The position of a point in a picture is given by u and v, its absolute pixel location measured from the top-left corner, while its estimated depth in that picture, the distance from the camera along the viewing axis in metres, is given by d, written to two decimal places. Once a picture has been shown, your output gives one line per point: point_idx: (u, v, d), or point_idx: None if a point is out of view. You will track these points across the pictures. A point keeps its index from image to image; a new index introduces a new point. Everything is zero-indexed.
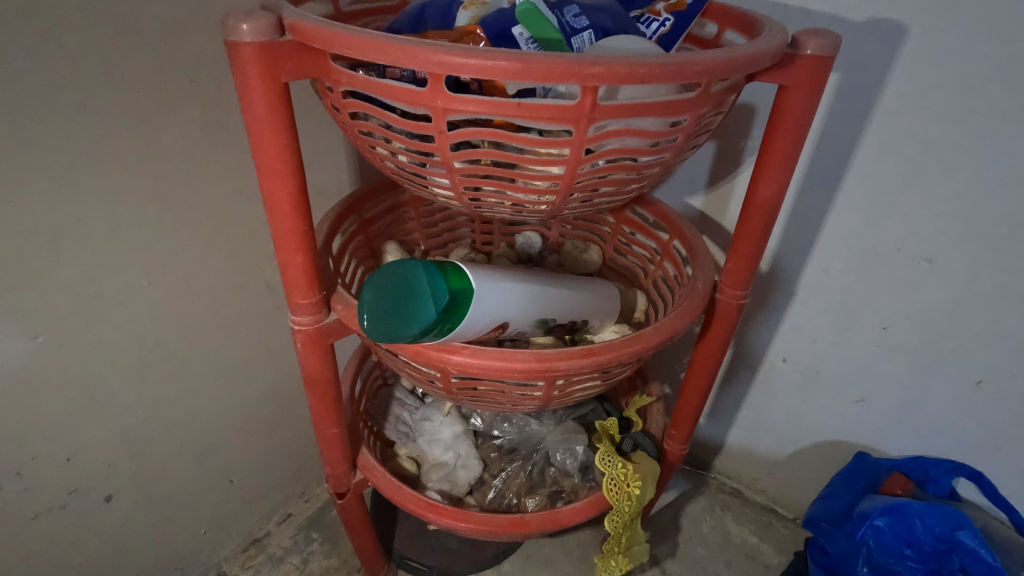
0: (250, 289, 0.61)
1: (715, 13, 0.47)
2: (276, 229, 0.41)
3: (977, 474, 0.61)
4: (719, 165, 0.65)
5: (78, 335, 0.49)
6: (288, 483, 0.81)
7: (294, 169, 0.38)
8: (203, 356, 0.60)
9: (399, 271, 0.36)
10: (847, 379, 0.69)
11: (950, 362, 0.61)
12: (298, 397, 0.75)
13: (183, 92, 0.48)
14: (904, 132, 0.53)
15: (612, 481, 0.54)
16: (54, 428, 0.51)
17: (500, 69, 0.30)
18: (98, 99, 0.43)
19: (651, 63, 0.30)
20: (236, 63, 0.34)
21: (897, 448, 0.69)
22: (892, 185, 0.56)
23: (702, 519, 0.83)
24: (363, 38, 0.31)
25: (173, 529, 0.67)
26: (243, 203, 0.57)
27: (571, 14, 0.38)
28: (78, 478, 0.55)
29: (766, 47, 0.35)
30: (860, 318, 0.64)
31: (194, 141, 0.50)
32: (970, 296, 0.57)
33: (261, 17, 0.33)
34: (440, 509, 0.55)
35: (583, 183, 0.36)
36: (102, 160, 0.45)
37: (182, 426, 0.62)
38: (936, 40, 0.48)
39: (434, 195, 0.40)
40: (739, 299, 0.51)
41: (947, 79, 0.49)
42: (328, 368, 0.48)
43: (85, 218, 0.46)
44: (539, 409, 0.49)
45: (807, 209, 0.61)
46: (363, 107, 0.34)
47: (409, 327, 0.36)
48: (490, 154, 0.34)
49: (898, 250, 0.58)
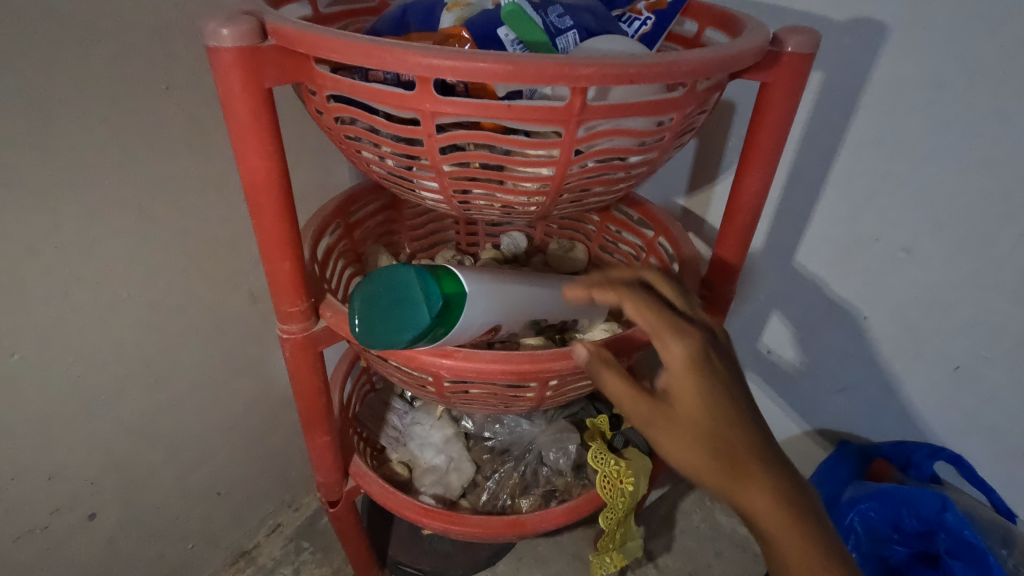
0: (234, 296, 0.60)
1: (695, 11, 0.48)
2: (262, 237, 0.40)
3: (955, 457, 0.62)
4: (702, 162, 0.66)
5: (57, 351, 0.48)
6: (277, 492, 0.80)
7: (279, 174, 0.37)
8: (187, 367, 0.59)
9: (390, 276, 0.36)
10: (829, 369, 0.70)
11: (930, 349, 0.62)
12: (286, 406, 0.74)
13: (159, 97, 0.47)
14: (881, 126, 0.54)
15: (605, 478, 0.54)
16: (34, 447, 0.49)
17: (489, 72, 0.29)
18: (72, 108, 0.42)
19: (639, 64, 0.30)
20: (218, 70, 0.33)
21: (879, 434, 0.71)
22: (869, 178, 0.57)
23: (693, 511, 0.84)
24: (349, 42, 0.30)
25: (159, 544, 0.66)
26: (225, 211, 0.56)
27: (555, 14, 0.38)
28: (61, 496, 0.54)
29: (747, 46, 0.35)
30: (840, 308, 0.65)
31: (175, 148, 0.49)
32: (948, 284, 0.58)
33: (243, 22, 0.32)
34: (434, 513, 0.55)
35: (572, 184, 0.36)
36: (77, 170, 0.44)
37: (166, 440, 0.60)
38: (910, 35, 0.50)
39: (422, 198, 0.40)
40: (727, 294, 0.51)
41: (919, 73, 0.50)
42: (318, 375, 0.48)
43: (61, 232, 0.44)
44: (533, 409, 0.49)
45: (789, 203, 0.62)
46: (349, 111, 0.34)
47: (403, 331, 0.35)
48: (480, 157, 0.33)
49: (877, 241, 0.60)
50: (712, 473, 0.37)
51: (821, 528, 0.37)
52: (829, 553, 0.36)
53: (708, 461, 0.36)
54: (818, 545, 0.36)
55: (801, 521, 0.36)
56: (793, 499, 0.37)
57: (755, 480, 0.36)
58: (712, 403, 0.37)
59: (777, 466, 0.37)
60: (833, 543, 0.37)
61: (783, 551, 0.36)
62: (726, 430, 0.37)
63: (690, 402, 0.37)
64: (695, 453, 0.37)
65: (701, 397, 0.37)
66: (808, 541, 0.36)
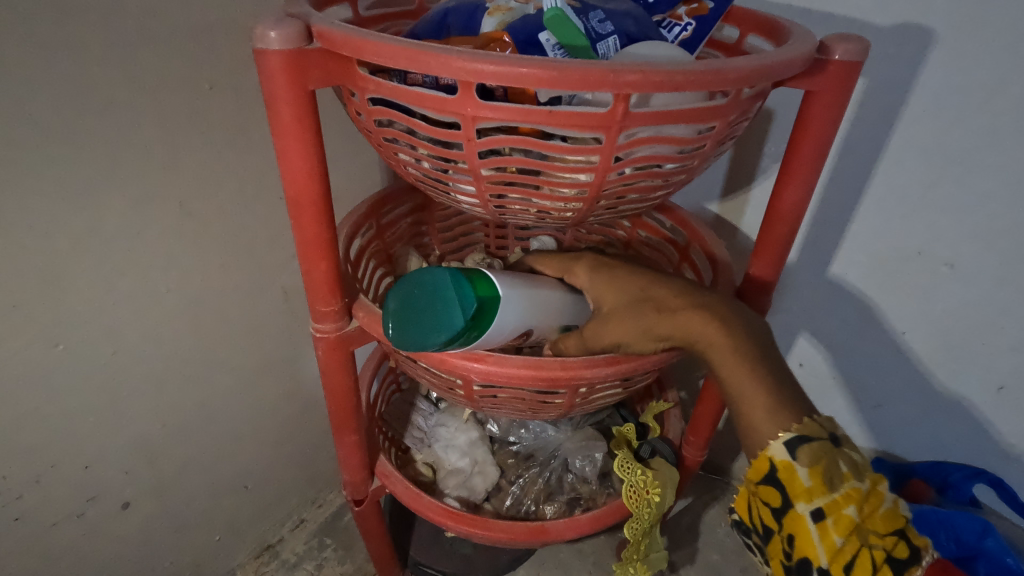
0: (266, 293, 0.61)
1: (737, 17, 0.47)
2: (300, 237, 0.40)
3: (997, 481, 0.60)
4: (737, 170, 0.65)
5: (98, 344, 0.49)
6: (302, 489, 0.80)
7: (319, 175, 0.38)
8: (219, 362, 0.60)
9: (423, 278, 0.36)
10: (864, 384, 0.69)
11: (972, 366, 0.60)
12: (314, 403, 0.74)
13: (202, 97, 0.47)
14: (928, 136, 0.52)
15: (631, 488, 0.53)
16: (72, 436, 0.51)
17: (533, 77, 0.29)
18: (120, 106, 0.43)
19: (685, 71, 0.30)
20: (264, 72, 0.34)
21: (914, 453, 0.69)
22: (913, 189, 0.55)
23: (717, 524, 0.83)
24: (393, 45, 0.30)
25: (188, 535, 0.67)
26: (261, 209, 0.56)
27: (597, 19, 0.38)
28: (97, 485, 0.55)
29: (793, 54, 0.34)
30: (878, 322, 0.64)
31: (215, 147, 0.50)
32: (993, 300, 0.56)
33: (289, 25, 0.32)
34: (459, 516, 0.55)
35: (610, 191, 0.36)
36: (122, 167, 0.45)
37: (198, 433, 0.62)
38: (962, 43, 0.48)
39: (458, 202, 0.40)
40: (761, 305, 0.50)
41: (970, 83, 0.49)
42: (349, 375, 0.48)
43: (106, 227, 0.46)
44: (561, 416, 0.49)
45: (828, 213, 0.61)
46: (390, 114, 0.34)
47: (436, 334, 0.35)
48: (519, 161, 0.33)
49: (918, 254, 0.58)
50: (647, 322, 0.39)
51: (753, 345, 0.39)
52: (764, 368, 0.39)
53: (653, 327, 0.39)
54: (753, 363, 0.39)
55: (740, 338, 0.39)
56: (725, 319, 0.40)
57: (686, 309, 0.40)
58: (624, 276, 0.41)
59: (698, 300, 0.40)
60: (764, 357, 0.39)
61: (725, 377, 0.39)
62: (639, 282, 0.41)
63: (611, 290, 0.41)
64: (627, 319, 0.40)
65: (618, 284, 0.41)
66: (742, 358, 0.39)
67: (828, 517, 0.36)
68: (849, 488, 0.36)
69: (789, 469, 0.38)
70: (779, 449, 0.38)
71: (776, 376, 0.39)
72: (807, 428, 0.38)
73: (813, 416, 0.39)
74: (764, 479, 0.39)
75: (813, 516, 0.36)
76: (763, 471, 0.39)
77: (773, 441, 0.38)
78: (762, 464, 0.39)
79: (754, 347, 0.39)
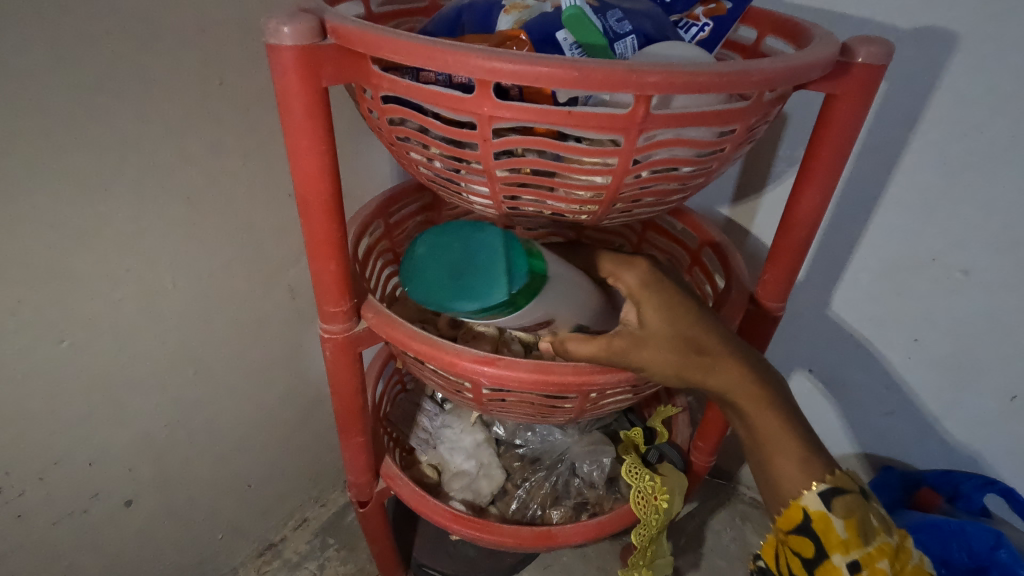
0: (273, 292, 0.61)
1: (755, 18, 0.46)
2: (309, 236, 0.40)
3: (1008, 491, 0.60)
4: (750, 173, 0.64)
5: (104, 340, 0.48)
6: (305, 488, 0.80)
7: (330, 173, 0.37)
8: (224, 360, 0.59)
9: (470, 237, 0.33)
10: (875, 393, 0.68)
11: (986, 375, 0.59)
12: (318, 402, 0.74)
13: (212, 93, 0.47)
14: (946, 142, 0.52)
15: (639, 494, 0.53)
16: (76, 433, 0.50)
17: (553, 77, 0.28)
18: (129, 101, 0.42)
19: (709, 73, 0.29)
20: (276, 68, 0.33)
21: (924, 462, 0.68)
22: (929, 195, 0.54)
23: (722, 529, 0.82)
24: (410, 42, 0.30)
25: (191, 533, 0.67)
26: (269, 206, 0.56)
27: (615, 18, 0.37)
28: (100, 482, 0.55)
29: (816, 56, 0.33)
30: (890, 330, 0.63)
31: (224, 143, 0.49)
32: (1011, 309, 0.55)
33: (303, 20, 0.32)
34: (465, 520, 0.54)
35: (626, 194, 0.35)
36: (130, 163, 0.44)
37: (202, 431, 0.61)
38: (985, 46, 0.47)
39: (470, 202, 0.39)
40: (775, 311, 0.49)
41: (992, 88, 0.48)
42: (355, 377, 0.48)
43: (113, 223, 0.45)
44: (570, 420, 0.48)
45: (841, 218, 0.60)
46: (404, 113, 0.33)
47: (469, 300, 0.33)
48: (535, 163, 0.33)
49: (933, 261, 0.57)
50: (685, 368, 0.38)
51: (784, 401, 0.40)
52: (793, 423, 0.40)
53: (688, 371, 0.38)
54: (782, 416, 0.40)
55: (771, 393, 0.40)
56: (759, 371, 0.40)
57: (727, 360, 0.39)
58: (674, 314, 0.37)
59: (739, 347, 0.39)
60: (792, 410, 0.40)
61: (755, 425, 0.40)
62: (688, 325, 0.38)
63: (655, 317, 0.37)
64: (666, 356, 0.37)
65: (664, 313, 0.37)
66: (775, 413, 0.40)
67: (863, 570, 0.37)
68: (881, 543, 0.38)
69: (824, 520, 0.39)
70: (813, 499, 0.39)
71: (802, 431, 0.40)
72: (839, 480, 0.39)
73: (844, 467, 0.40)
74: (796, 528, 0.40)
75: (848, 568, 0.37)
76: (795, 521, 0.40)
77: (808, 492, 0.39)
78: (794, 513, 0.40)
79: (784, 401, 0.40)
